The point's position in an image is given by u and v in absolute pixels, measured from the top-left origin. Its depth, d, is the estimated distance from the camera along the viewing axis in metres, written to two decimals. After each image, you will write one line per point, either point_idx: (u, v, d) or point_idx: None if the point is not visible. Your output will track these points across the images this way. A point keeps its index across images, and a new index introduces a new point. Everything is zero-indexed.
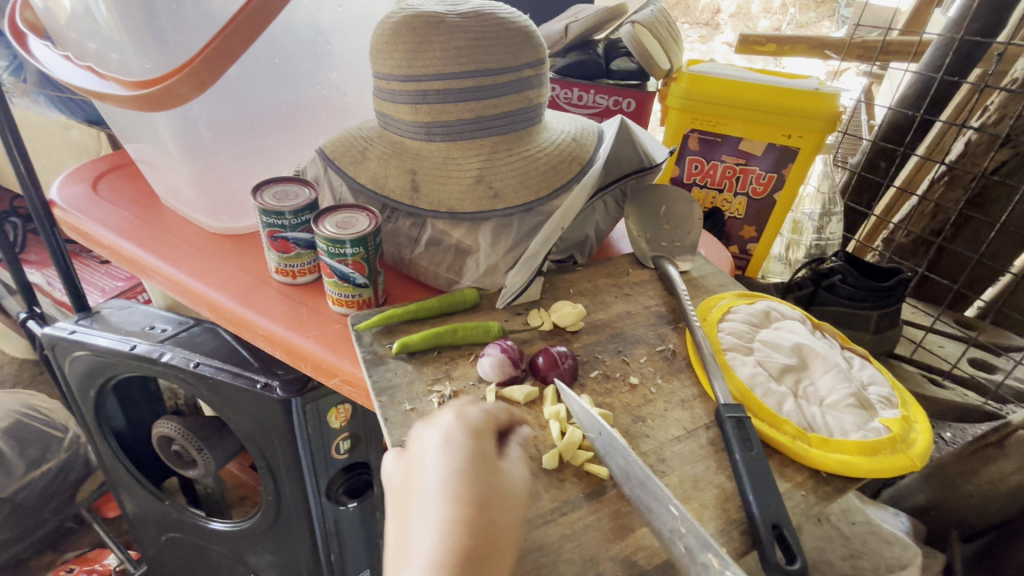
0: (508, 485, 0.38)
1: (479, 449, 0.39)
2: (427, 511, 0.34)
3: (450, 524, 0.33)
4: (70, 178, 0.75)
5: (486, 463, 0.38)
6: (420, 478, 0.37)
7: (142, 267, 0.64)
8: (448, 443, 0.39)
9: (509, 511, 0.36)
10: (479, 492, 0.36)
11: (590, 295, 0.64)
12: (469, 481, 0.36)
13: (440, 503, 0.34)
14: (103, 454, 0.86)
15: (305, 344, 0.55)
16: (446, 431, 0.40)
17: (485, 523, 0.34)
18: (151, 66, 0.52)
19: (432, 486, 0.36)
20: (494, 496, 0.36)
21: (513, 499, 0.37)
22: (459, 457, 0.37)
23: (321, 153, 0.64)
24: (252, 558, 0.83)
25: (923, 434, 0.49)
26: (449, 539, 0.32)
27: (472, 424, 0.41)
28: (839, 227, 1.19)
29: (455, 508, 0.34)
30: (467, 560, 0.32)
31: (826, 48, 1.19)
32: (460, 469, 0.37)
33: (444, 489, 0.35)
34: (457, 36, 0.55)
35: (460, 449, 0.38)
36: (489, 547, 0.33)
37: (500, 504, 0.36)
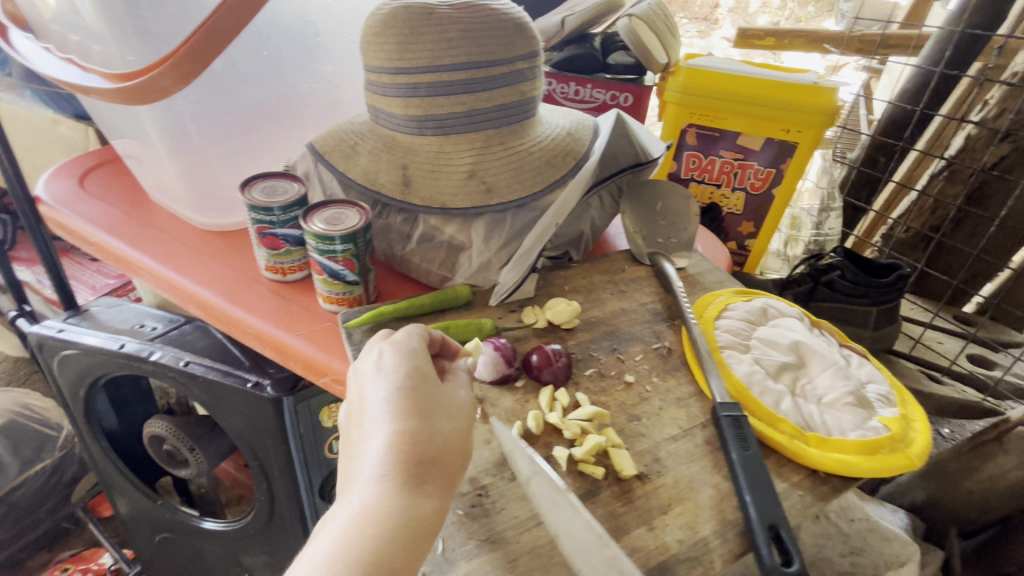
0: (449, 398, 0.39)
1: (415, 367, 0.39)
2: (368, 434, 0.35)
3: (388, 439, 0.34)
4: (57, 174, 0.74)
5: (423, 378, 0.39)
6: (359, 405, 0.37)
7: (129, 264, 0.63)
8: (381, 368, 0.39)
9: (449, 420, 0.37)
10: (419, 405, 0.37)
11: (585, 292, 0.63)
12: (407, 398, 0.37)
13: (379, 425, 0.35)
14: (95, 454, 0.85)
15: (294, 342, 0.54)
16: (376, 357, 0.40)
17: (426, 433, 0.35)
18: (134, 58, 0.50)
19: (370, 409, 0.36)
20: (432, 408, 0.37)
21: (456, 410, 0.38)
22: (396, 377, 0.38)
23: (312, 148, 0.63)
24: (246, 559, 0.83)
25: (921, 432, 0.48)
26: (389, 452, 0.34)
27: (406, 347, 0.41)
28: (837, 223, 1.18)
29: (399, 424, 0.35)
30: (407, 469, 0.33)
31: (825, 42, 1.18)
32: (396, 387, 0.37)
33: (383, 410, 0.36)
34: (448, 27, 0.54)
35: (397, 369, 0.38)
36: (428, 453, 0.35)
37: (437, 416, 0.37)
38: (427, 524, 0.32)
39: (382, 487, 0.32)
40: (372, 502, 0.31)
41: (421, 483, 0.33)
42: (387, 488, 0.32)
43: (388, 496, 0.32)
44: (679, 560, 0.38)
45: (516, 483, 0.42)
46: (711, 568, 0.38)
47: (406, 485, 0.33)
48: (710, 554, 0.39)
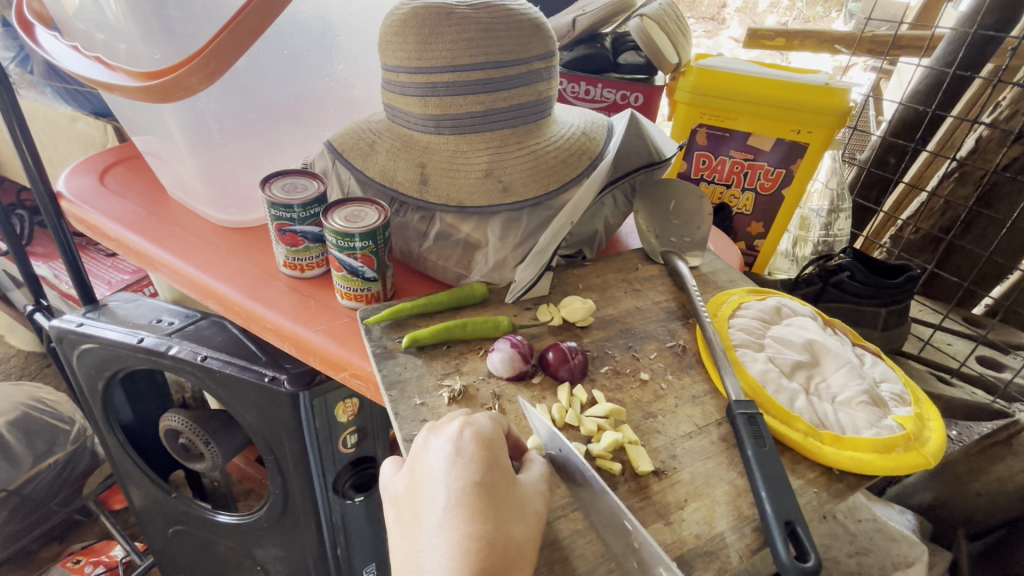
0: (528, 499, 0.38)
1: (492, 458, 0.39)
2: (438, 529, 0.35)
3: (463, 544, 0.34)
4: (77, 170, 0.75)
5: (501, 472, 0.38)
6: (431, 490, 0.37)
7: (149, 260, 0.64)
8: (458, 454, 0.38)
9: (525, 523, 0.37)
10: (492, 507, 0.36)
11: (599, 290, 0.63)
12: (483, 497, 0.36)
13: (451, 522, 0.35)
14: (110, 448, 0.86)
15: (314, 338, 0.54)
16: (454, 439, 0.39)
17: (501, 539, 0.35)
18: (160, 56, 0.51)
19: (442, 501, 0.36)
20: (509, 510, 0.37)
21: (532, 511, 0.38)
22: (470, 472, 0.37)
23: (330, 146, 0.64)
24: (259, 552, 0.84)
25: (936, 432, 0.49)
26: (463, 558, 0.34)
27: (484, 434, 0.40)
28: (847, 224, 1.18)
29: (470, 528, 0.35)
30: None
31: (836, 42, 1.18)
32: (473, 482, 0.37)
33: (458, 508, 0.36)
34: (467, 28, 0.55)
35: (472, 461, 0.38)
36: (503, 561, 0.34)
37: (513, 518, 0.37)
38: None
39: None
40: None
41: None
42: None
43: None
44: (697, 554, 0.39)
45: None
46: (728, 563, 0.39)
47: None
48: (727, 549, 0.39)
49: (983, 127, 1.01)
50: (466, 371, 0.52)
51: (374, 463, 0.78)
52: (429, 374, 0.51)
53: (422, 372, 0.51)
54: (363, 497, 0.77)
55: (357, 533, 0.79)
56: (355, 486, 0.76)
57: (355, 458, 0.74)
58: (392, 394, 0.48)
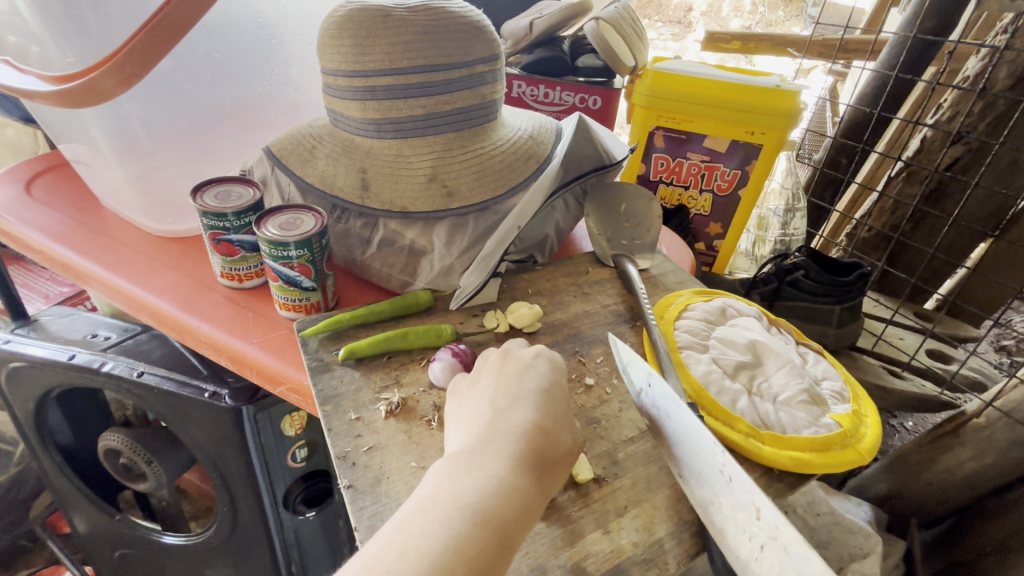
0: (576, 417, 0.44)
1: (557, 377, 0.44)
2: (500, 411, 0.41)
3: (520, 426, 0.39)
4: (1, 179, 0.71)
5: (564, 388, 0.44)
6: (498, 388, 0.43)
7: (78, 273, 0.61)
8: (533, 366, 0.44)
9: (574, 433, 0.42)
10: (550, 410, 0.41)
11: (549, 295, 0.63)
12: (545, 401, 0.42)
13: (515, 408, 0.41)
14: (48, 470, 0.82)
15: (249, 351, 0.52)
16: (530, 357, 0.45)
17: (553, 435, 0.40)
18: (74, 60, 0.49)
19: (511, 394, 0.42)
20: (564, 418, 0.42)
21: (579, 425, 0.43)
22: (540, 380, 0.43)
23: (268, 152, 0.62)
24: (209, 573, 0.80)
25: (872, 428, 0.49)
26: (518, 435, 0.39)
27: (556, 360, 0.46)
28: (802, 223, 1.21)
29: (531, 418, 0.40)
30: (531, 459, 0.38)
31: (788, 46, 1.20)
32: (539, 388, 0.42)
33: (526, 399, 0.41)
34: (405, 30, 0.54)
35: (542, 374, 0.44)
36: (550, 452, 0.39)
37: (564, 425, 0.41)
38: (533, 505, 0.36)
39: (504, 463, 0.37)
40: (492, 468, 0.37)
41: (538, 471, 0.38)
42: (510, 461, 0.37)
43: (509, 471, 0.37)
44: (634, 562, 0.38)
45: None
46: (666, 569, 0.38)
47: (526, 467, 0.37)
48: (665, 556, 0.39)
49: (927, 128, 1.04)
50: (406, 382, 0.50)
51: (327, 476, 0.75)
52: (367, 387, 0.49)
53: (360, 385, 0.49)
54: (316, 511, 0.75)
55: (312, 549, 0.77)
56: (307, 501, 0.74)
57: (306, 472, 0.71)
58: (326, 409, 0.46)
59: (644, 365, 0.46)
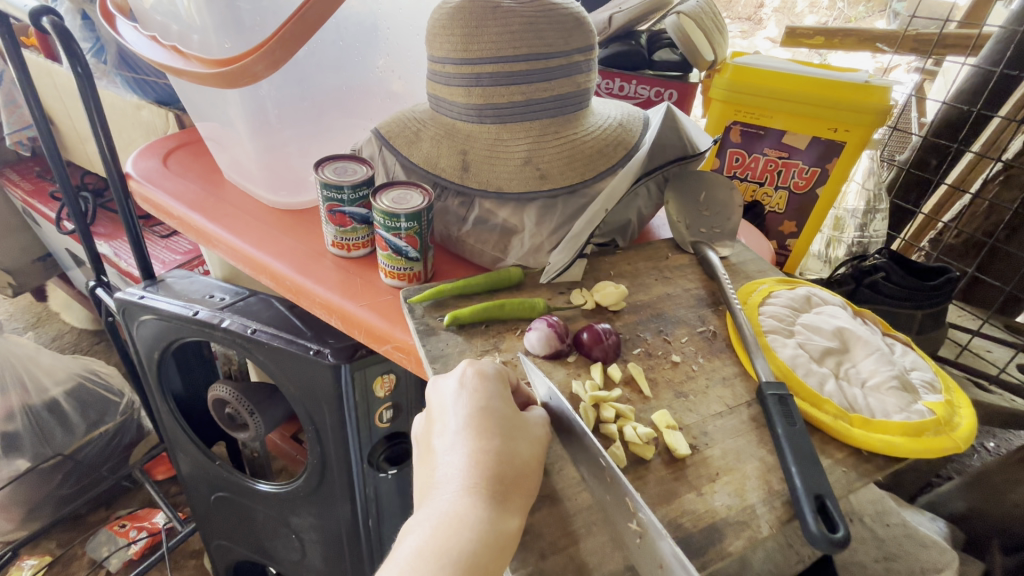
0: (529, 425, 0.44)
1: (492, 390, 0.44)
2: (451, 451, 0.41)
3: (473, 460, 0.40)
4: (143, 153, 0.80)
5: (500, 405, 0.43)
6: (441, 419, 0.43)
7: (208, 237, 0.68)
8: (463, 388, 0.44)
9: (529, 442, 0.42)
10: (495, 430, 0.42)
11: (631, 277, 0.65)
12: (490, 419, 0.42)
13: (457, 444, 0.41)
14: (162, 416, 0.92)
15: (360, 312, 0.58)
16: (461, 376, 0.45)
17: (504, 454, 0.40)
18: (229, 45, 0.56)
19: (452, 428, 0.42)
20: (513, 431, 0.42)
21: (533, 432, 0.43)
22: (473, 402, 0.43)
23: (377, 133, 0.67)
24: (294, 521, 0.88)
25: (967, 419, 0.49)
26: (470, 471, 0.40)
27: (486, 372, 0.45)
28: (883, 225, 1.17)
29: (476, 446, 0.41)
30: (494, 486, 0.39)
31: (878, 41, 1.14)
32: (477, 409, 0.42)
33: (462, 430, 0.42)
34: (511, 21, 0.58)
35: (474, 394, 0.43)
36: (511, 474, 0.40)
37: (517, 438, 0.42)
38: (514, 529, 0.38)
39: (469, 497, 0.38)
40: (460, 510, 0.38)
41: (503, 496, 0.39)
42: (472, 500, 0.38)
43: (474, 507, 0.38)
44: (727, 523, 0.40)
45: (569, 446, 0.45)
46: (759, 532, 0.40)
47: (490, 500, 0.38)
48: (757, 520, 0.41)
49: None
50: (504, 348, 0.54)
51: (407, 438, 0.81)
52: (469, 350, 0.53)
53: (463, 348, 0.54)
54: (396, 470, 0.80)
55: (388, 506, 0.83)
56: (389, 459, 0.79)
57: (390, 432, 0.77)
58: (435, 366, 0.51)
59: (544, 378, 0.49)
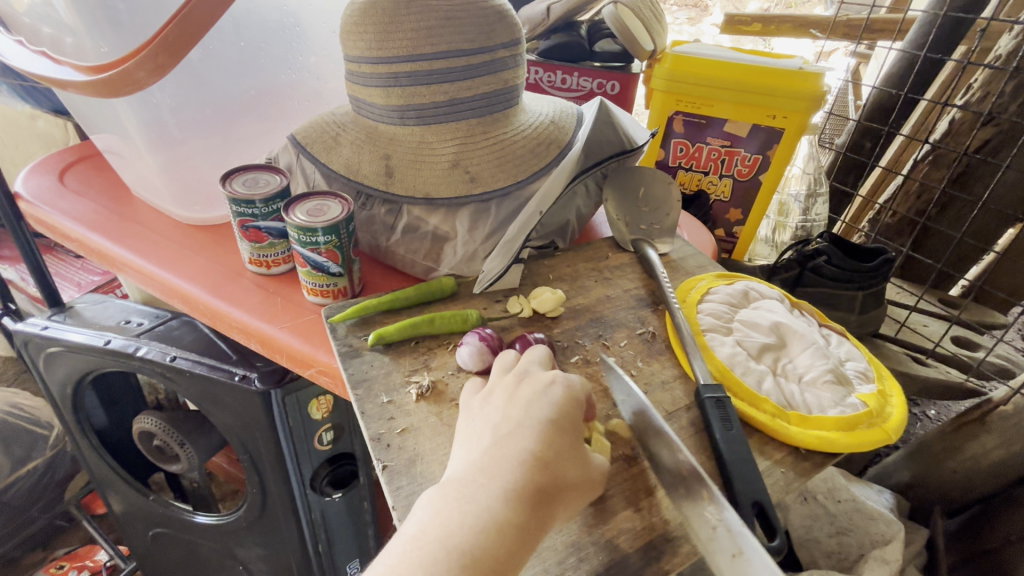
0: (593, 452, 0.41)
1: (574, 403, 0.41)
2: (503, 444, 0.38)
3: (525, 464, 0.37)
4: (36, 170, 0.73)
5: (576, 421, 0.40)
6: (509, 413, 0.40)
7: (112, 260, 0.62)
8: (547, 394, 0.41)
9: (585, 467, 0.39)
10: (558, 442, 0.39)
11: (570, 280, 0.63)
12: (558, 431, 0.39)
13: (518, 436, 0.38)
14: (85, 453, 0.85)
15: (280, 335, 0.54)
16: (545, 382, 0.42)
17: (556, 468, 0.38)
18: (107, 49, 0.50)
19: (515, 423, 0.39)
20: (572, 451, 0.39)
21: (592, 457, 0.40)
22: (551, 407, 0.40)
23: (293, 139, 0.63)
24: (240, 552, 0.83)
25: (898, 408, 0.49)
26: (517, 471, 0.36)
27: (574, 386, 0.42)
28: (824, 209, 1.19)
29: (533, 451, 0.37)
30: (532, 498, 0.36)
31: (811, 27, 1.16)
32: (550, 415, 0.40)
33: (527, 426, 0.39)
34: (427, 16, 0.54)
35: (554, 402, 0.40)
36: (552, 488, 0.37)
37: (576, 458, 0.39)
38: (532, 546, 0.35)
39: (503, 495, 0.35)
40: (489, 505, 0.35)
41: (537, 509, 0.36)
42: (505, 499, 0.35)
43: (503, 507, 0.35)
44: (666, 539, 0.39)
45: None
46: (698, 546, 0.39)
47: (522, 506, 0.35)
48: None
49: (955, 110, 1.03)
50: (434, 366, 0.51)
51: (353, 458, 0.77)
52: (396, 371, 0.50)
53: (390, 369, 0.50)
54: (342, 493, 0.77)
55: (337, 529, 0.79)
56: (334, 483, 0.76)
57: (332, 454, 0.73)
58: (358, 393, 0.48)
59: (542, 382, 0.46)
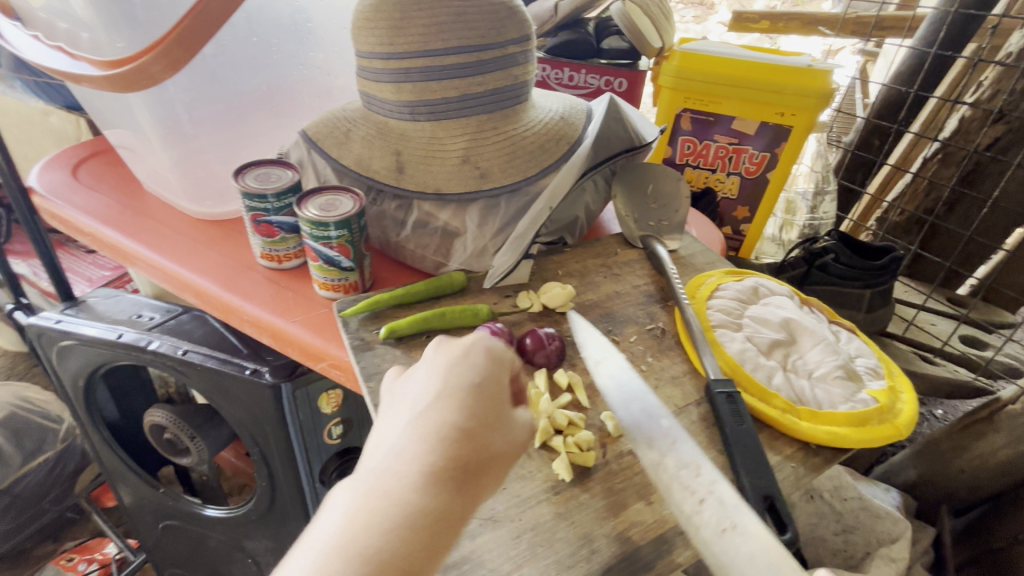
0: (516, 421, 0.38)
1: (493, 369, 0.39)
2: (419, 417, 0.35)
3: (442, 436, 0.34)
4: (49, 164, 0.74)
5: (497, 386, 0.38)
6: (424, 383, 0.37)
7: (125, 254, 0.63)
8: (466, 358, 0.39)
9: (506, 436, 0.37)
10: (477, 410, 0.36)
11: (579, 276, 0.63)
12: (474, 398, 0.36)
13: (437, 408, 0.36)
14: (96, 445, 0.86)
15: (292, 328, 0.54)
16: (466, 346, 0.40)
17: (478, 439, 0.35)
18: (123, 45, 0.50)
19: (435, 393, 0.37)
20: (494, 417, 0.37)
21: (515, 426, 0.38)
22: (471, 373, 0.38)
23: (305, 135, 0.63)
24: (249, 544, 0.84)
25: (909, 404, 0.49)
26: (436, 443, 0.34)
27: (496, 350, 0.40)
28: (832, 207, 1.19)
29: (451, 422, 0.35)
30: (452, 472, 0.33)
31: (819, 25, 1.16)
32: (468, 382, 0.37)
33: (445, 396, 0.36)
34: (439, 12, 0.54)
35: (473, 367, 0.38)
36: (475, 460, 0.34)
37: (497, 428, 0.37)
38: (458, 526, 0.32)
39: (422, 475, 0.33)
40: (406, 483, 0.32)
41: (462, 485, 0.33)
42: (422, 477, 0.33)
43: (427, 489, 0.32)
44: (678, 532, 0.39)
45: (516, 464, 0.43)
46: None
47: (445, 484, 0.33)
48: None
49: (965, 107, 1.02)
50: None
51: (361, 452, 0.78)
52: (408, 364, 0.51)
53: (402, 363, 0.51)
54: None
55: None
56: (342, 476, 0.76)
57: (341, 448, 0.74)
58: (371, 386, 0.48)
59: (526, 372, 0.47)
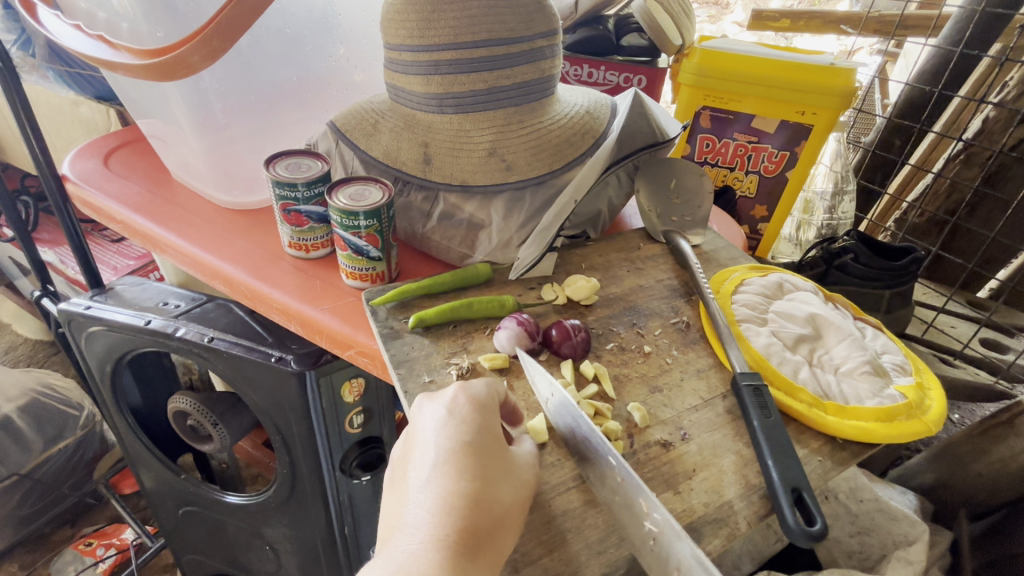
0: (518, 465, 0.40)
1: (483, 419, 0.40)
2: (423, 488, 0.37)
3: (448, 506, 0.36)
4: (82, 153, 0.75)
5: (490, 438, 0.40)
6: (421, 449, 0.39)
7: (155, 242, 0.64)
8: (451, 415, 0.40)
9: (511, 485, 0.39)
10: (477, 467, 0.38)
11: (602, 269, 0.64)
12: (470, 457, 0.38)
13: (437, 478, 0.37)
14: (120, 430, 0.87)
15: (320, 316, 0.55)
16: (448, 402, 0.41)
17: (484, 501, 0.37)
18: (163, 34, 0.52)
19: (431, 461, 0.38)
20: (496, 473, 0.38)
21: (518, 472, 0.40)
22: (463, 431, 0.39)
23: (333, 126, 0.64)
24: (267, 532, 0.85)
25: (937, 401, 0.49)
26: (444, 515, 0.36)
27: (479, 398, 0.42)
28: (851, 207, 1.18)
29: (455, 487, 0.37)
30: (465, 540, 0.35)
31: (841, 23, 1.15)
32: (461, 443, 0.39)
33: (441, 463, 0.38)
34: (470, 4, 0.55)
35: (462, 422, 0.40)
36: (487, 522, 0.36)
37: (500, 479, 0.38)
38: None
39: (439, 554, 0.34)
40: (424, 565, 0.34)
41: (477, 553, 0.35)
42: (438, 554, 0.35)
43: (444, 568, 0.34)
44: (705, 521, 0.40)
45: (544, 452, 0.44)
46: (737, 528, 0.40)
47: (461, 557, 0.35)
48: (736, 516, 0.40)
49: (990, 108, 1.02)
50: (473, 350, 0.52)
51: (380, 443, 0.78)
52: (436, 353, 0.51)
53: (430, 351, 0.52)
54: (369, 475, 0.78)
55: (363, 512, 0.81)
56: (362, 465, 0.77)
57: (362, 437, 0.75)
58: (400, 373, 0.49)
59: (547, 375, 0.47)
